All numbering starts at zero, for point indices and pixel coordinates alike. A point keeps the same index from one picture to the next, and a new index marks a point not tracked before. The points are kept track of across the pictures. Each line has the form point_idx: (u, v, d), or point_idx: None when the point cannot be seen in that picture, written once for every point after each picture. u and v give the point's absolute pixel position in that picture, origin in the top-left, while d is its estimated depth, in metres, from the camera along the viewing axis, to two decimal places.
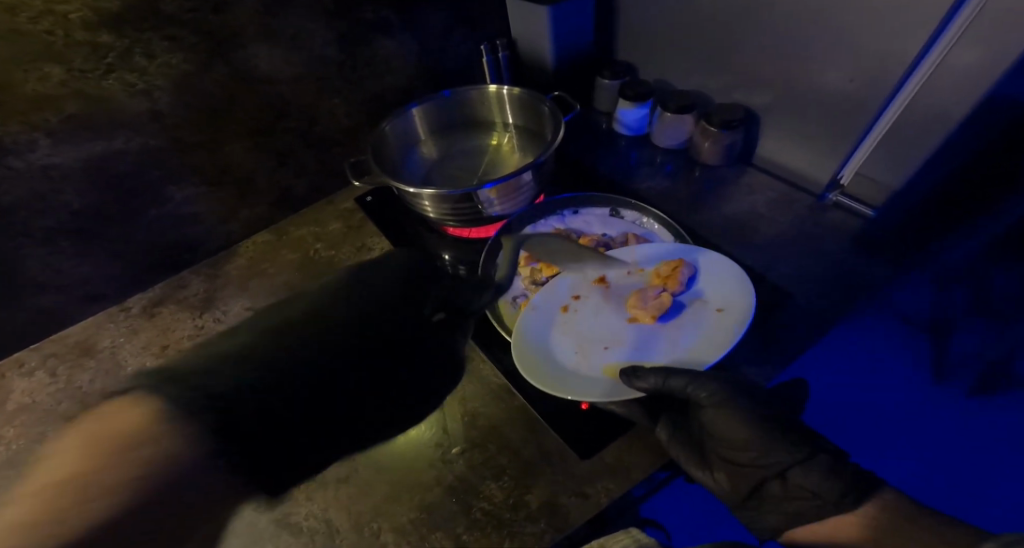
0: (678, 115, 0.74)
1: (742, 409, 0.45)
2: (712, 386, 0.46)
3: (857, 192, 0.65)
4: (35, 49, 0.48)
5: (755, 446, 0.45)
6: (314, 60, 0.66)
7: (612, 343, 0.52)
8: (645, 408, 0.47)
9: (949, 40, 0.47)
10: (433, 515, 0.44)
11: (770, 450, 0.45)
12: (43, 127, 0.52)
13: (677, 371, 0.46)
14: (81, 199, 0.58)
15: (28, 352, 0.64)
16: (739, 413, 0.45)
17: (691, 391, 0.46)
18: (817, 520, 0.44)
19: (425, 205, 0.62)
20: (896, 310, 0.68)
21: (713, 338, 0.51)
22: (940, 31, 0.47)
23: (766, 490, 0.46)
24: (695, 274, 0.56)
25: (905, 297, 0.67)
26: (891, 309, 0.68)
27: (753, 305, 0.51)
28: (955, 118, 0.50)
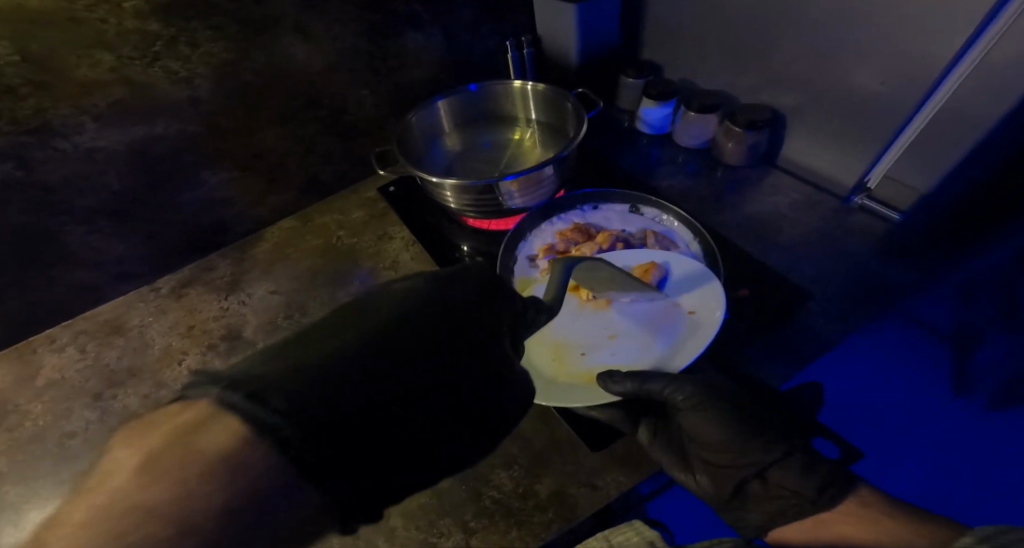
0: (702, 115, 0.73)
1: (718, 410, 0.46)
2: (688, 388, 0.47)
3: (885, 195, 0.63)
4: (90, 36, 0.51)
5: (735, 446, 0.46)
6: (346, 52, 0.68)
7: (588, 348, 0.53)
8: (625, 413, 0.48)
9: (988, 41, 0.45)
10: (443, 500, 0.45)
11: (748, 450, 0.46)
12: (91, 111, 0.55)
13: (653, 377, 0.47)
14: (121, 181, 0.61)
15: (60, 329, 0.67)
16: (714, 414, 0.46)
17: (668, 393, 0.47)
18: (794, 518, 0.44)
19: (447, 195, 0.63)
20: (913, 317, 0.68)
21: (686, 340, 0.52)
22: (980, 31, 0.45)
23: (748, 489, 0.47)
24: (668, 276, 0.57)
25: (927, 308, 0.66)
26: (909, 317, 0.67)
27: (724, 306, 0.52)
28: (992, 121, 0.48)
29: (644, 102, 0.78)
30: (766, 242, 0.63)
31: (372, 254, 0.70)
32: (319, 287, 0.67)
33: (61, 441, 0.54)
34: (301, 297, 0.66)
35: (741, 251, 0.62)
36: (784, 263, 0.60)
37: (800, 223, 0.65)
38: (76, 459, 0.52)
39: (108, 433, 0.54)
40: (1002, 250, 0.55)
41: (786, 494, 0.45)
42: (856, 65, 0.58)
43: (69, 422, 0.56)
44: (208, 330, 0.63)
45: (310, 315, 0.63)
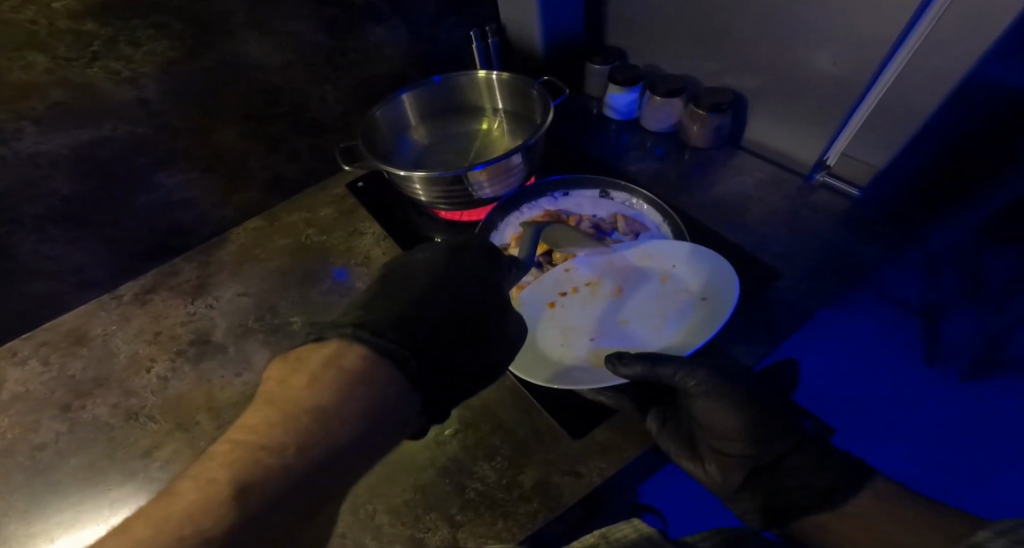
0: (668, 98, 0.74)
1: (730, 398, 0.45)
2: (701, 375, 0.46)
3: (844, 172, 0.65)
4: (19, 39, 0.48)
5: (744, 436, 0.46)
6: (303, 46, 0.66)
7: (596, 334, 0.54)
8: (634, 400, 0.47)
9: (938, 7, 0.45)
10: (428, 496, 0.45)
11: (759, 439, 0.45)
12: (29, 115, 0.52)
13: (663, 362, 0.46)
14: (70, 186, 0.58)
15: (21, 340, 0.64)
16: (727, 402, 0.45)
17: (679, 379, 0.46)
18: (803, 513, 0.43)
19: (416, 188, 0.62)
20: (888, 294, 0.76)
21: (697, 325, 0.53)
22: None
23: (758, 481, 0.46)
24: (678, 265, 0.57)
25: (897, 282, 0.74)
26: (878, 289, 0.76)
27: (735, 294, 0.51)
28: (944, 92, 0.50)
29: (613, 88, 0.79)
30: (735, 224, 0.64)
31: (344, 252, 0.69)
32: (289, 288, 0.65)
33: (32, 454, 0.52)
34: (273, 298, 0.64)
35: (711, 232, 0.63)
36: (751, 243, 0.62)
37: (767, 204, 0.67)
38: (47, 474, 0.49)
39: (78, 445, 0.52)
40: (957, 226, 0.65)
41: (795, 485, 0.44)
42: (811, 48, 0.60)
43: (37, 435, 0.53)
44: (175, 336, 0.61)
45: (283, 315, 0.61)
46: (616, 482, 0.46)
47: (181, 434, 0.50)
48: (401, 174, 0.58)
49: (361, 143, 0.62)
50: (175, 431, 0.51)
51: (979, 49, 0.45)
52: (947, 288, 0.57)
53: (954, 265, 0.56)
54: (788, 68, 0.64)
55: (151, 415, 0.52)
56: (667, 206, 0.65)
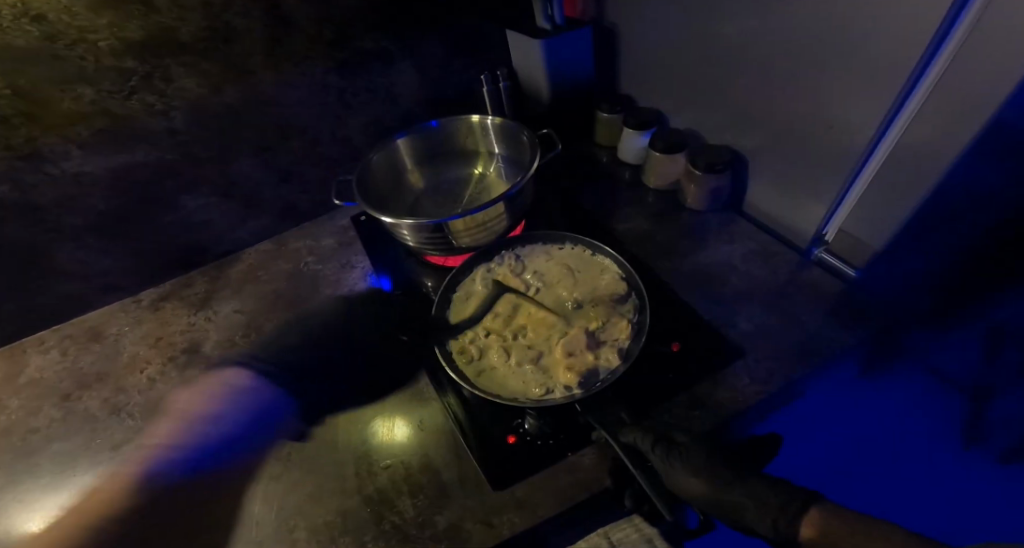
0: (670, 155, 0.72)
1: (694, 466, 0.44)
2: (658, 441, 0.45)
3: (840, 249, 0.61)
4: (71, 73, 0.57)
5: (723, 505, 0.44)
6: (317, 86, 0.72)
7: (547, 381, 0.53)
8: (613, 471, 0.47)
9: (939, 66, 0.42)
10: (347, 520, 0.47)
11: (740, 510, 0.43)
12: (76, 139, 0.61)
13: (626, 427, 0.47)
14: (106, 202, 0.67)
15: (50, 332, 0.74)
16: (691, 470, 0.44)
17: (637, 444, 0.46)
18: None
19: (403, 233, 0.65)
20: (931, 365, 0.52)
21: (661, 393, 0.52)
22: (931, 55, 0.42)
23: None
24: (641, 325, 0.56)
25: (947, 354, 0.51)
26: (928, 363, 0.52)
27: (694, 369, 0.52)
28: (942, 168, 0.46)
29: (626, 133, 0.78)
30: (712, 291, 0.63)
31: (332, 282, 0.75)
32: (277, 310, 0.71)
33: (25, 435, 0.60)
34: (260, 318, 0.71)
35: (679, 300, 0.61)
36: (721, 313, 0.60)
37: (750, 273, 0.64)
38: (37, 451, 0.58)
39: (68, 429, 0.60)
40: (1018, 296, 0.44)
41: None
42: (809, 111, 0.57)
43: (35, 419, 0.62)
44: (173, 343, 0.69)
45: (266, 335, 0.68)
46: (531, 539, 0.46)
47: (149, 434, 0.59)
48: (385, 220, 0.61)
49: (357, 189, 0.66)
50: (147, 429, 0.59)
51: (978, 122, 0.41)
52: (983, 381, 0.47)
53: (988, 357, 0.47)
54: (783, 130, 0.62)
55: (131, 413, 0.61)
56: (630, 264, 0.66)
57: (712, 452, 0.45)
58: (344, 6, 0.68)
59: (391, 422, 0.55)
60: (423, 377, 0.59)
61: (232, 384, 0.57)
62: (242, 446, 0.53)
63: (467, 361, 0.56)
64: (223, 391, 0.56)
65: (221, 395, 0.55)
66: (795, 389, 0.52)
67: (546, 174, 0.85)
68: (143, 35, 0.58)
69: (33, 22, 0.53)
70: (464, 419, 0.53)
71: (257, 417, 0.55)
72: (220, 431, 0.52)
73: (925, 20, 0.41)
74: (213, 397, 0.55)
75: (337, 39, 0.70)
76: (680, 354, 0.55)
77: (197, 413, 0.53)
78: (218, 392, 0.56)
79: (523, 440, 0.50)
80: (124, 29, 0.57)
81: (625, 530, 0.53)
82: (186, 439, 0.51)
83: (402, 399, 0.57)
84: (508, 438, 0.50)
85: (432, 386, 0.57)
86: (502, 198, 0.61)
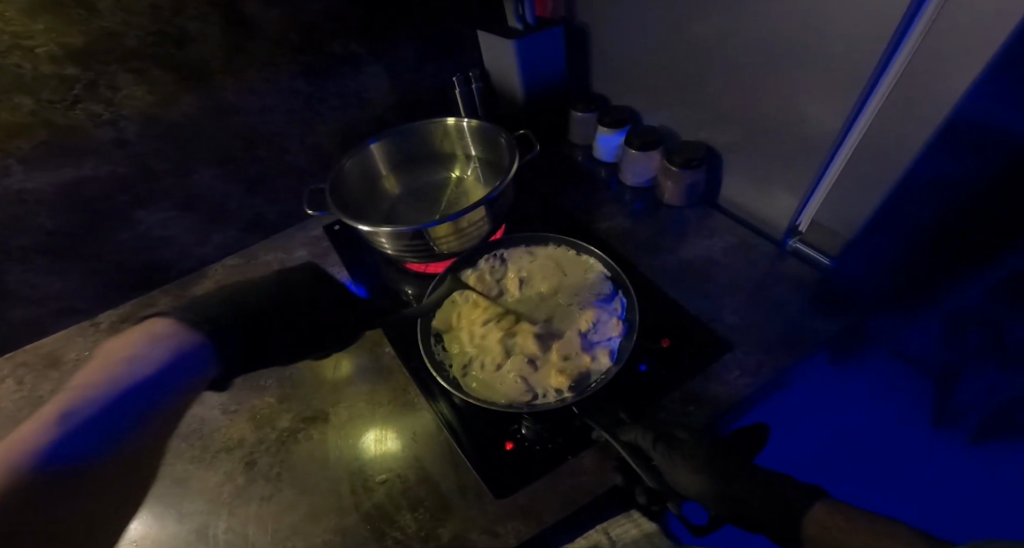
0: (645, 152, 0.73)
1: (697, 460, 0.45)
2: (660, 437, 0.46)
3: (815, 238, 0.63)
4: (7, 82, 0.52)
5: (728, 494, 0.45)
6: (282, 91, 0.69)
7: (539, 386, 0.52)
8: (622, 470, 0.47)
9: (900, 64, 0.44)
10: (344, 540, 0.46)
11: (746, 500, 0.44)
12: (16, 153, 0.56)
13: (627, 426, 0.48)
14: (54, 220, 0.62)
15: (1, 361, 0.68)
16: (695, 465, 0.45)
17: (640, 441, 0.47)
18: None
19: (383, 242, 0.63)
20: (898, 348, 0.57)
21: (661, 384, 0.53)
22: (892, 53, 0.45)
23: None
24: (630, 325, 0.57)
25: (914, 336, 0.56)
26: (892, 346, 0.57)
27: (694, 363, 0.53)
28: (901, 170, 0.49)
29: (601, 132, 0.79)
30: (696, 286, 0.64)
31: None
32: None
33: None
34: None
35: (664, 298, 0.62)
36: (705, 308, 0.61)
37: (730, 268, 0.66)
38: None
39: None
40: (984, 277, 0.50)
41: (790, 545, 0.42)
42: (779, 108, 0.59)
43: None
44: None
45: None
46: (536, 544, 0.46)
47: None
48: (362, 228, 0.59)
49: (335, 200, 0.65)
50: None
51: (934, 122, 0.44)
52: (949, 360, 0.52)
53: (951, 337, 0.52)
54: (755, 126, 0.64)
55: None
56: (616, 261, 0.66)
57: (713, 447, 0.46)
58: (307, 8, 0.65)
59: (382, 435, 0.54)
60: (413, 388, 0.58)
61: (157, 330, 0.49)
62: (160, 391, 0.44)
63: (460, 369, 0.55)
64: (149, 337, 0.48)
65: (157, 344, 0.48)
66: (781, 378, 0.54)
67: (524, 176, 0.85)
68: (87, 40, 0.54)
69: None
70: (459, 428, 0.52)
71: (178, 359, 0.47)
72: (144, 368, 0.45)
73: (886, 24, 0.44)
74: (150, 341, 0.47)
75: (302, 42, 0.67)
76: (670, 350, 0.56)
77: (126, 354, 0.46)
78: (153, 338, 0.48)
79: (522, 446, 0.49)
80: (64, 35, 0.53)
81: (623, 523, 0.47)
82: (100, 389, 0.42)
83: (393, 410, 0.56)
84: (506, 445, 0.50)
85: (423, 397, 0.56)
86: (483, 202, 0.61)
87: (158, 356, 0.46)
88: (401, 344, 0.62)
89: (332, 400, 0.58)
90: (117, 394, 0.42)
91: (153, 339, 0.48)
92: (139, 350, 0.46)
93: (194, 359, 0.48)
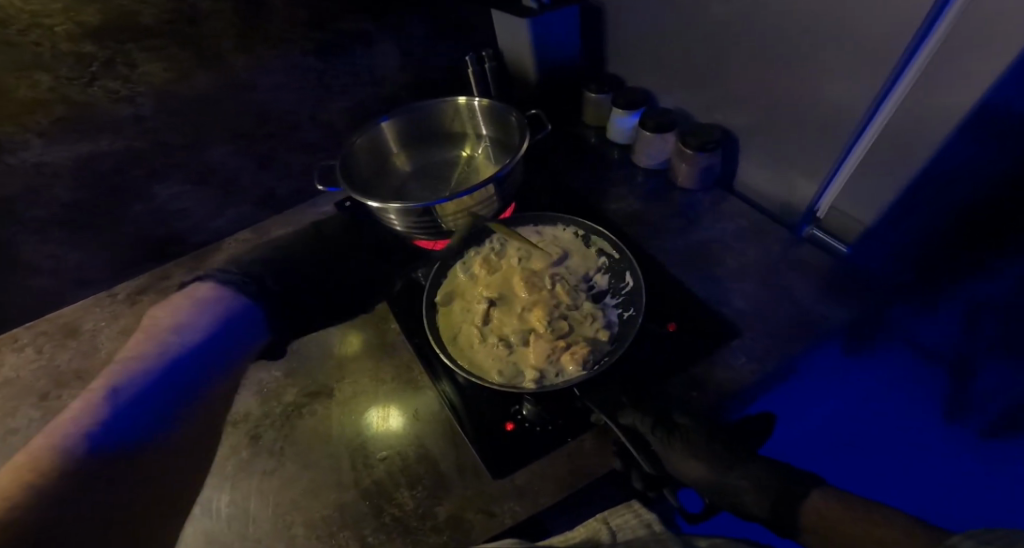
0: (660, 134, 0.71)
1: (694, 442, 0.46)
2: (659, 422, 0.47)
3: (833, 225, 0.62)
4: (25, 60, 0.53)
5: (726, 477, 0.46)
6: (293, 68, 0.69)
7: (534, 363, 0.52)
8: (624, 456, 0.46)
9: (933, 47, 0.41)
10: (345, 514, 0.47)
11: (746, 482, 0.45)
12: (35, 129, 0.57)
13: (626, 410, 0.48)
14: (72, 194, 0.63)
15: (23, 329, 0.71)
16: (694, 447, 0.46)
17: (638, 425, 0.47)
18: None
19: (392, 219, 0.63)
20: (912, 338, 0.54)
21: (667, 368, 0.53)
22: (924, 35, 0.42)
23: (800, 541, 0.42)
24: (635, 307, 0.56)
25: (928, 328, 0.53)
26: (905, 336, 0.54)
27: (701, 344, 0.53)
28: (916, 165, 0.48)
29: (616, 114, 0.77)
30: (705, 267, 0.63)
31: None
32: None
33: (3, 438, 0.58)
34: None
35: (672, 281, 0.61)
36: (716, 292, 0.60)
37: (740, 252, 0.64)
38: (13, 455, 0.56)
39: None
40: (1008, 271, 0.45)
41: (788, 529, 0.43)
42: (799, 90, 0.57)
43: (12, 421, 0.60)
44: None
45: None
46: (533, 526, 0.46)
47: None
48: (371, 205, 0.59)
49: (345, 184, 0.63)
50: None
51: (954, 117, 0.43)
52: (963, 353, 0.49)
53: (968, 328, 0.49)
54: (774, 111, 0.62)
55: None
56: (623, 243, 0.65)
57: (710, 434, 0.47)
58: None
59: (383, 413, 0.54)
60: (417, 365, 0.58)
61: (211, 299, 0.54)
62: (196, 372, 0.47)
63: (463, 347, 0.56)
64: (195, 303, 0.53)
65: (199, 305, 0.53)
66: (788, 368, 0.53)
67: (535, 157, 0.83)
68: (103, 18, 0.54)
69: None
70: (461, 408, 0.52)
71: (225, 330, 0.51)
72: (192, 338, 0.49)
73: (911, 13, 0.41)
74: (192, 309, 0.52)
75: (312, 19, 0.66)
76: (675, 335, 0.55)
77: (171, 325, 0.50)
78: (195, 306, 0.52)
79: (522, 428, 0.49)
80: (81, 13, 0.53)
81: (625, 516, 0.45)
82: (156, 352, 0.47)
83: (396, 388, 0.56)
84: (507, 426, 0.50)
85: (427, 377, 0.56)
86: (493, 180, 0.60)
87: (197, 322, 0.51)
88: (407, 324, 0.62)
89: (334, 377, 0.59)
90: (172, 358, 0.47)
91: (183, 307, 0.52)
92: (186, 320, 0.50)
93: (239, 328, 0.52)
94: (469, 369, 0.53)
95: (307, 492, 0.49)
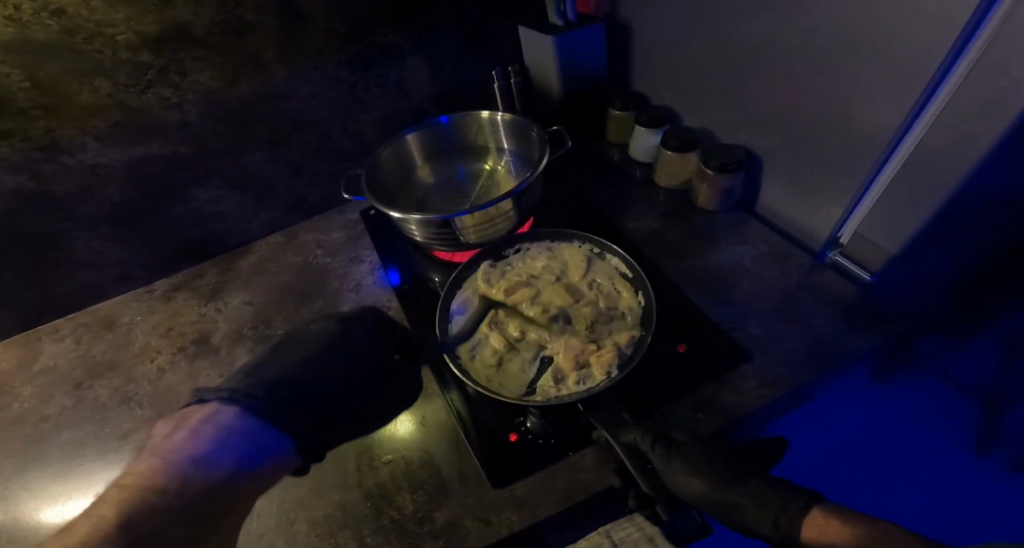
0: (681, 153, 0.71)
1: (698, 461, 0.45)
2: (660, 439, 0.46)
3: (856, 252, 0.59)
4: (89, 67, 0.58)
5: (731, 496, 0.45)
6: (327, 80, 0.73)
7: (542, 375, 0.53)
8: (622, 475, 0.46)
9: (962, 69, 0.40)
10: (346, 513, 0.48)
11: (754, 505, 0.44)
12: (92, 131, 0.62)
13: (628, 426, 0.48)
14: (121, 193, 0.68)
15: (65, 320, 0.76)
16: (697, 466, 0.45)
17: (639, 442, 0.46)
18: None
19: (412, 228, 0.65)
20: (945, 371, 0.54)
21: (674, 389, 0.52)
22: (955, 57, 0.40)
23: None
24: (646, 325, 0.56)
25: (961, 362, 0.53)
26: (938, 368, 0.54)
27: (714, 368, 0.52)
28: (943, 196, 0.46)
29: (639, 131, 0.77)
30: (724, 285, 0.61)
31: (340, 275, 0.76)
32: (286, 303, 0.73)
33: (38, 423, 0.63)
34: (268, 311, 0.72)
35: (686, 301, 0.60)
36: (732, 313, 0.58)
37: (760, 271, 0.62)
38: (46, 438, 0.60)
39: (78, 419, 0.62)
40: None
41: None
42: (824, 110, 0.56)
43: (48, 407, 0.64)
44: (183, 333, 0.71)
45: (273, 328, 0.69)
46: (529, 538, 0.46)
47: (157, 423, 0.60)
48: (393, 215, 0.61)
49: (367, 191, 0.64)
50: (155, 419, 0.60)
51: (981, 147, 0.41)
52: (999, 391, 0.50)
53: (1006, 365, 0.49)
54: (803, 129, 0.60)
55: (140, 403, 0.63)
56: (638, 261, 0.65)
57: (714, 453, 0.46)
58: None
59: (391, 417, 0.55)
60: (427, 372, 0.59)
61: (218, 420, 0.52)
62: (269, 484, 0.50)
63: (472, 357, 0.56)
64: (213, 431, 0.50)
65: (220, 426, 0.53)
66: (802, 393, 0.51)
67: (555, 173, 0.84)
68: (160, 28, 0.59)
69: (53, 16, 0.54)
70: (467, 417, 0.52)
71: (252, 456, 0.49)
72: (208, 472, 0.48)
73: (941, 34, 0.40)
74: (192, 435, 0.50)
75: (347, 33, 0.70)
76: (686, 355, 0.54)
77: (178, 451, 0.48)
78: (197, 429, 0.50)
79: (525, 439, 0.49)
80: (141, 23, 0.58)
81: (626, 529, 0.51)
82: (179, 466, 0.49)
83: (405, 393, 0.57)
84: (510, 436, 0.50)
85: (436, 384, 0.57)
86: (510, 194, 0.61)
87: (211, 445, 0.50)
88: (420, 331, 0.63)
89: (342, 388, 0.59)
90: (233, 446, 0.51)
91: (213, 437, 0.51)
92: (191, 449, 0.48)
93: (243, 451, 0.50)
94: (477, 379, 0.54)
95: (310, 491, 0.50)
